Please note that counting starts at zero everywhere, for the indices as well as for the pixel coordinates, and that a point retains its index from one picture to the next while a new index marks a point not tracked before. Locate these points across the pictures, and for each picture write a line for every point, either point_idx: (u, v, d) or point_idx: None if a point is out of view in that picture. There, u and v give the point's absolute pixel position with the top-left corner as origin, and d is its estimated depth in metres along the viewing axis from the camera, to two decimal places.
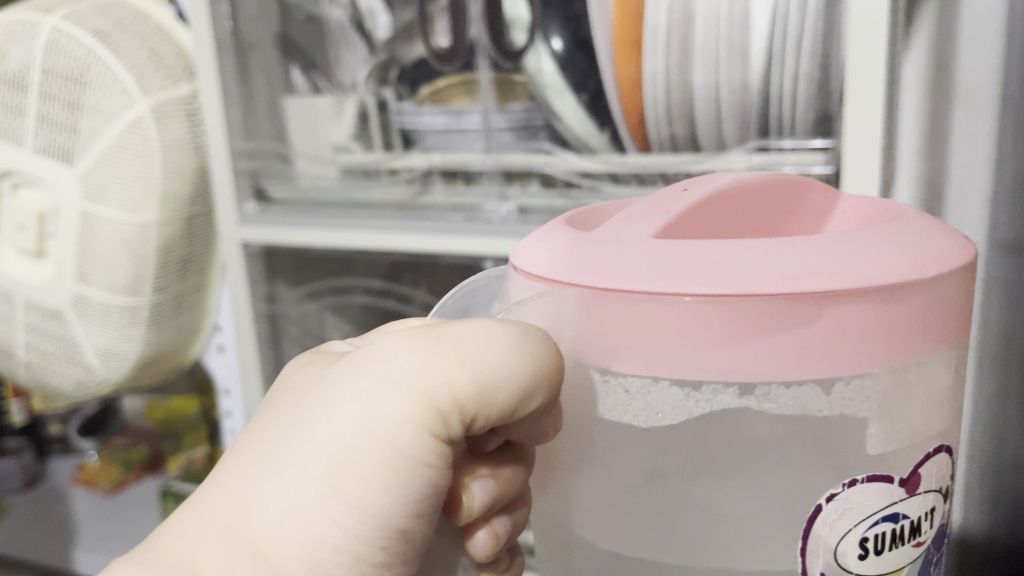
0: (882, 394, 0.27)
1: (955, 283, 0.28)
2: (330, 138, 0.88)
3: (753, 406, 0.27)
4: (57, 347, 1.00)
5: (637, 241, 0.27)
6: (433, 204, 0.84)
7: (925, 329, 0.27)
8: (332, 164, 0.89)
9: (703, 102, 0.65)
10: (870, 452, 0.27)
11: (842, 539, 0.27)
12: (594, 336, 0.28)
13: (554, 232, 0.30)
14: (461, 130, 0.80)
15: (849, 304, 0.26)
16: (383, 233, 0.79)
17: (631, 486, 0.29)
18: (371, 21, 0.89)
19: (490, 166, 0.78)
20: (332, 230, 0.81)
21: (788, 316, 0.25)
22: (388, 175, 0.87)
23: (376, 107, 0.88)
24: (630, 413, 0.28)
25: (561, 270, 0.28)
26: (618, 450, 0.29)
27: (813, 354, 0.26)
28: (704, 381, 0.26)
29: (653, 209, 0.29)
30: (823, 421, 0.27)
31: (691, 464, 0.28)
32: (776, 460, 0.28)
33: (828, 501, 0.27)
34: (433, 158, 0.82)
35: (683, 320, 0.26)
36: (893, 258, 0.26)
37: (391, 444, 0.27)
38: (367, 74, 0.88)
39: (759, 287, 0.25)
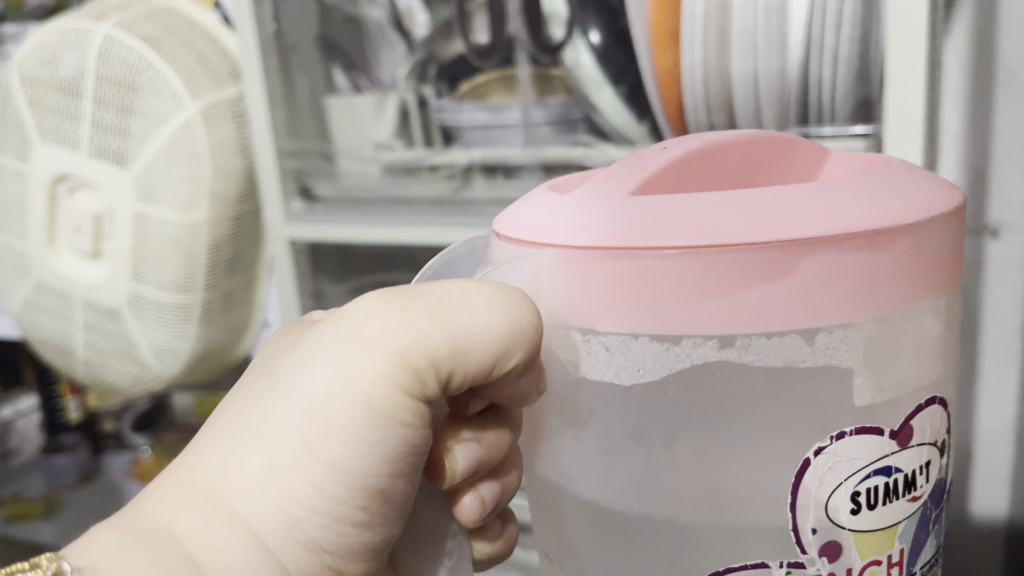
0: (864, 343, 0.27)
1: (938, 230, 0.28)
2: (373, 136, 0.89)
3: (734, 358, 0.27)
4: (114, 344, 1.04)
5: (613, 200, 0.28)
6: (473, 199, 0.85)
7: (907, 278, 0.28)
8: (373, 162, 0.90)
9: (741, 90, 0.63)
10: (858, 403, 0.28)
11: (834, 494, 0.28)
12: (572, 296, 0.28)
13: (534, 198, 0.31)
14: (500, 125, 0.81)
15: (825, 251, 0.26)
16: (425, 228, 0.81)
17: (615, 446, 0.29)
18: (409, 20, 0.89)
19: (530, 159, 0.80)
20: (374, 227, 0.83)
21: (765, 266, 0.26)
22: (428, 171, 0.88)
23: (417, 104, 0.89)
24: (611, 371, 0.28)
25: (542, 232, 0.28)
26: (601, 410, 0.29)
27: (786, 306, 0.26)
28: (685, 335, 0.27)
29: (629, 169, 0.30)
30: (806, 372, 0.28)
31: (671, 419, 0.29)
32: (755, 413, 0.28)
33: (817, 455, 0.28)
34: (473, 153, 0.84)
35: (652, 278, 0.27)
36: (870, 206, 0.27)
37: (365, 404, 0.28)
38: (407, 72, 0.89)
39: (734, 238, 0.25)
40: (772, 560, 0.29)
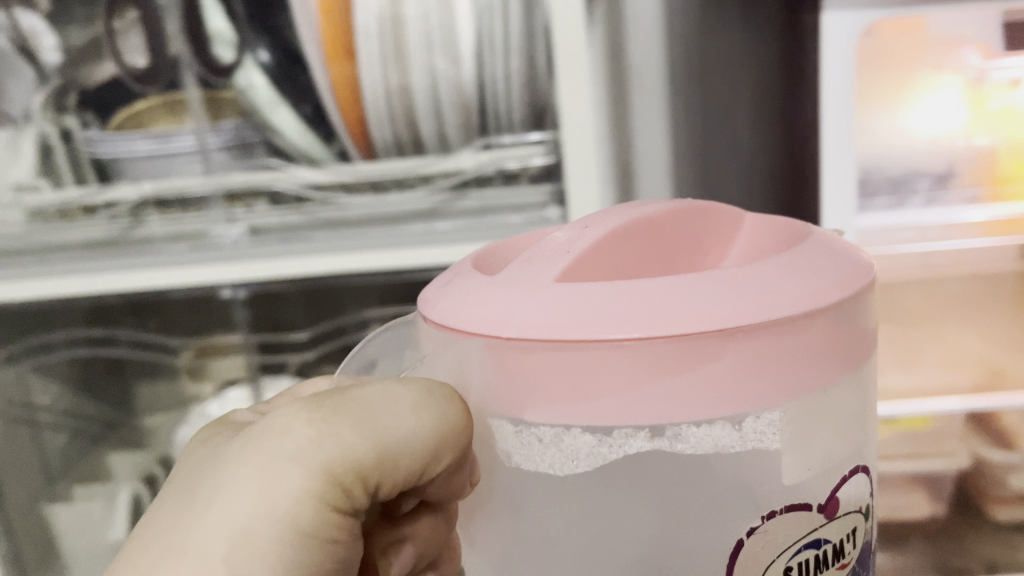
0: (796, 428, 0.27)
1: (857, 307, 0.28)
2: (12, 177, 0.84)
3: (664, 448, 0.27)
4: None
5: (537, 286, 0.27)
6: (150, 236, 0.88)
7: (834, 352, 0.27)
8: (15, 206, 0.84)
9: (423, 101, 0.82)
10: (787, 482, 0.27)
11: (767, 568, 0.27)
12: (500, 388, 0.27)
13: (460, 278, 0.30)
14: (170, 153, 0.85)
15: (750, 337, 0.25)
16: (103, 278, 0.80)
17: (556, 533, 0.28)
18: (35, 43, 0.83)
19: (212, 188, 0.84)
20: (38, 283, 0.79)
21: (690, 355, 0.25)
22: (82, 215, 0.88)
23: (60, 138, 0.86)
24: (545, 461, 0.27)
25: (465, 319, 0.28)
26: (537, 498, 0.28)
27: (712, 395, 0.26)
28: (616, 427, 0.26)
29: (551, 251, 0.29)
30: (736, 457, 0.27)
31: (607, 505, 0.28)
32: (688, 498, 0.28)
33: (749, 535, 0.27)
34: (143, 188, 0.84)
35: (568, 369, 0.26)
36: (792, 287, 0.26)
37: (293, 521, 0.28)
38: (42, 101, 0.84)
39: (654, 329, 0.25)
40: None
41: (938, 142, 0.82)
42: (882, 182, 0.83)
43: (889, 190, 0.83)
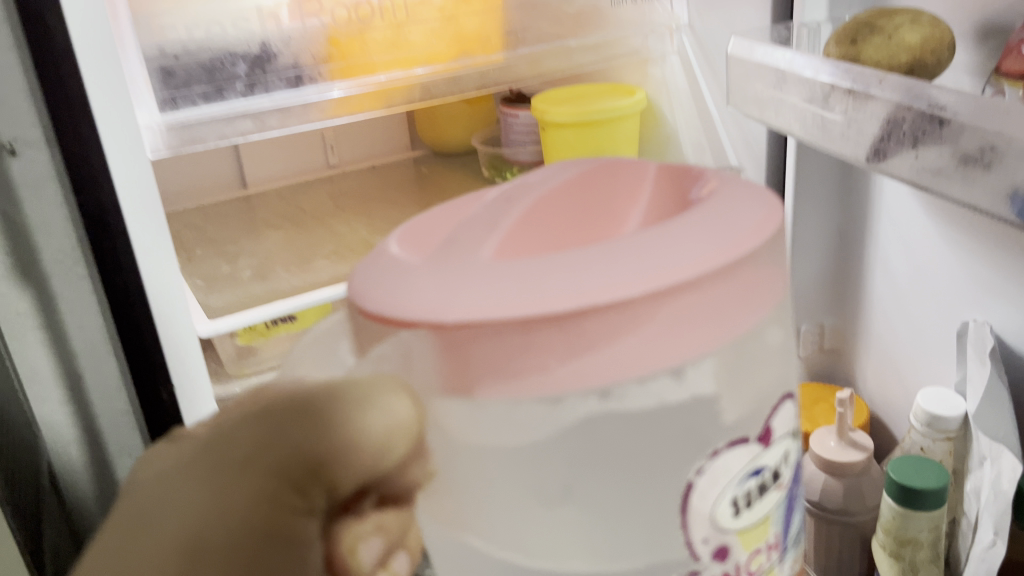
0: (728, 371, 0.27)
1: (774, 257, 0.28)
2: None
3: (613, 408, 0.27)
4: None
5: (478, 265, 0.27)
6: None
7: (750, 303, 0.27)
8: None
9: None
10: (727, 420, 0.27)
11: (714, 504, 0.27)
12: (443, 371, 0.27)
13: (384, 257, 0.28)
14: None
15: (683, 297, 0.26)
16: None
17: (512, 502, 0.27)
18: None
19: None
20: None
21: (631, 318, 0.26)
22: None
23: None
24: (499, 436, 0.27)
25: (403, 308, 0.26)
26: (494, 473, 0.27)
27: (627, 360, 0.26)
28: (566, 393, 0.26)
29: (480, 223, 0.29)
30: (676, 407, 0.27)
31: (566, 470, 0.27)
32: (638, 448, 0.27)
33: (699, 476, 0.27)
34: None
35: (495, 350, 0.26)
36: (712, 242, 0.27)
37: (234, 515, 0.27)
38: None
39: (596, 300, 0.25)
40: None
41: (244, 18, 0.66)
42: (192, 70, 0.63)
43: (205, 79, 0.64)
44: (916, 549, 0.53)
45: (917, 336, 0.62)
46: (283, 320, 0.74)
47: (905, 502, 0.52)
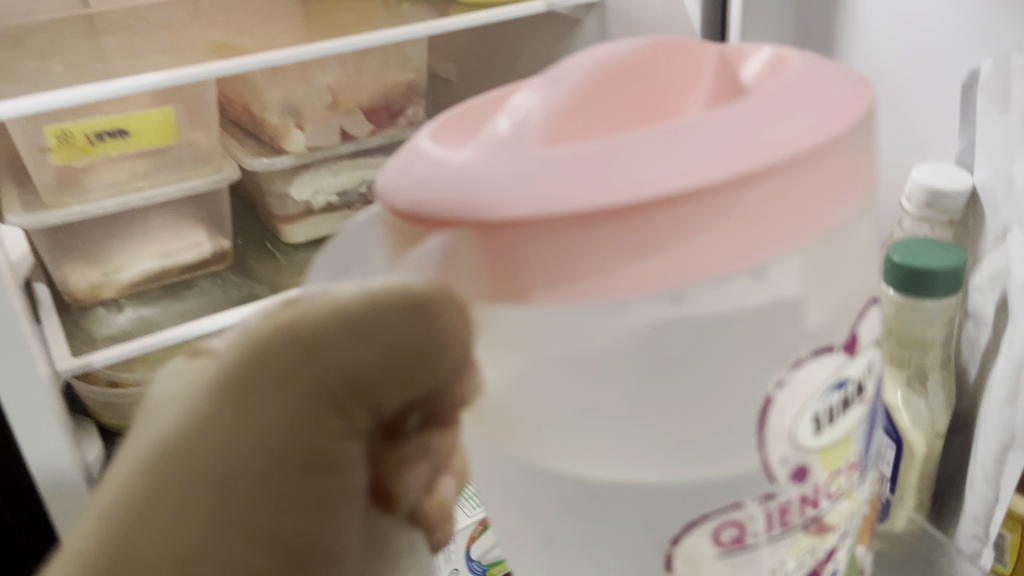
0: (815, 269, 0.24)
1: (863, 138, 0.25)
2: None
3: (683, 313, 0.23)
4: None
5: (529, 146, 0.23)
6: None
7: (836, 190, 0.24)
8: None
9: None
10: (810, 326, 0.25)
11: (795, 422, 0.25)
12: (492, 274, 0.23)
13: (422, 152, 0.25)
14: None
15: (768, 182, 0.22)
16: None
17: (571, 420, 0.25)
18: None
19: None
20: None
21: (709, 208, 0.22)
22: None
23: None
24: (556, 343, 0.24)
25: (445, 204, 0.23)
26: (551, 387, 0.24)
27: (706, 259, 0.23)
28: (633, 296, 0.23)
29: (529, 103, 0.25)
30: (757, 312, 0.24)
31: (633, 382, 0.24)
32: (718, 363, 0.24)
33: (779, 390, 0.24)
34: None
35: (554, 248, 0.22)
36: (799, 118, 0.23)
37: (251, 440, 0.22)
38: None
39: (670, 186, 0.22)
40: (746, 497, 0.25)
41: None
42: None
43: None
44: (923, 352, 0.45)
45: (896, 104, 0.50)
46: (113, 135, 0.65)
47: (908, 291, 0.43)
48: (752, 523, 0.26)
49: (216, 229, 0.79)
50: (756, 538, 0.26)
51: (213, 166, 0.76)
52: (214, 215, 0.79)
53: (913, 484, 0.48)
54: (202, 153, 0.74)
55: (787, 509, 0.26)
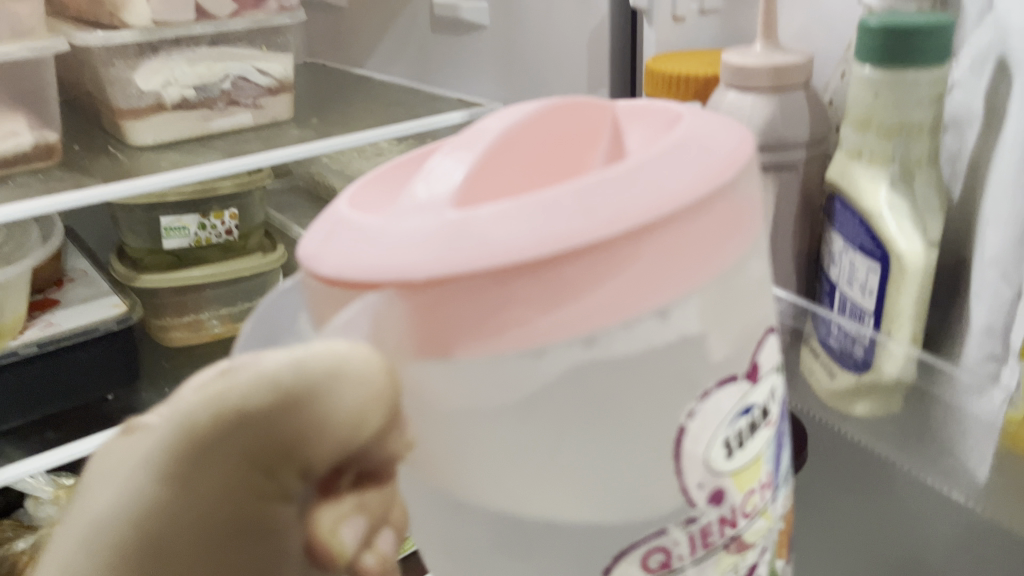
0: (713, 305, 0.26)
1: (748, 181, 0.27)
2: None
3: (595, 356, 0.25)
4: None
5: (441, 211, 0.25)
6: None
7: (727, 233, 0.26)
8: None
9: None
10: (715, 358, 0.26)
11: (707, 447, 0.27)
12: (417, 334, 0.25)
13: (345, 222, 0.27)
14: None
15: (662, 231, 0.24)
16: None
17: (500, 465, 0.26)
18: None
19: None
20: None
21: (611, 259, 0.24)
22: None
23: None
24: (480, 393, 0.25)
25: (367, 270, 0.24)
26: (480, 435, 0.26)
27: (612, 306, 0.24)
28: (548, 343, 0.25)
29: (442, 170, 0.27)
30: (664, 350, 0.26)
31: (554, 426, 0.26)
32: (632, 402, 0.26)
33: (690, 419, 0.26)
34: None
35: (473, 304, 0.24)
36: (688, 170, 0.25)
37: (182, 510, 0.22)
38: None
39: (573, 241, 0.24)
40: (670, 525, 0.27)
41: None
42: None
43: None
44: (908, 138, 0.47)
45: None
46: None
47: (889, 56, 0.46)
48: (678, 547, 0.27)
49: (38, 117, 0.76)
50: (682, 561, 0.28)
51: (34, 37, 0.74)
52: (36, 96, 0.76)
53: (902, 313, 0.49)
54: (22, 26, 0.73)
55: (708, 530, 0.28)
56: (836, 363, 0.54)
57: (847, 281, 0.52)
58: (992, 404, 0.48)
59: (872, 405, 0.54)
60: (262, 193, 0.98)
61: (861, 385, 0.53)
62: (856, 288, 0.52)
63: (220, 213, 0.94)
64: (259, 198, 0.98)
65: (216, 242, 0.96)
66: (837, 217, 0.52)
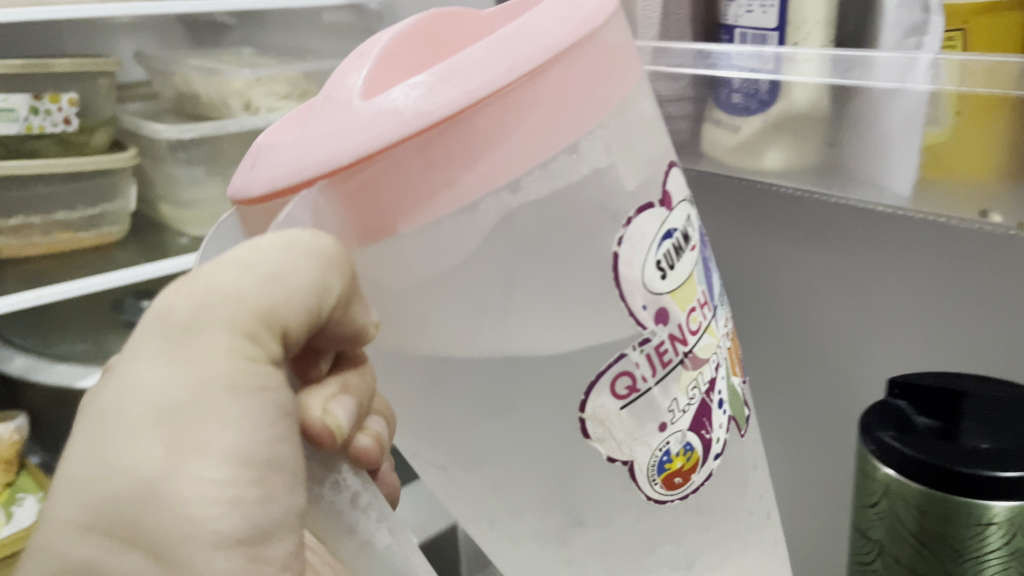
0: (618, 141, 0.29)
1: (618, 28, 0.30)
2: None
3: (519, 200, 0.28)
4: None
5: (349, 104, 0.27)
6: None
7: (608, 70, 0.29)
8: None
9: None
10: (629, 187, 0.30)
11: (642, 270, 0.29)
12: (357, 221, 0.27)
13: (264, 147, 0.28)
14: None
15: (553, 71, 0.27)
16: None
17: (463, 322, 0.29)
18: None
19: None
20: None
21: (515, 105, 0.26)
22: None
23: None
24: (425, 260, 0.27)
25: (296, 170, 0.26)
26: (437, 300, 0.28)
27: (527, 148, 0.27)
28: (481, 196, 0.27)
29: (341, 78, 0.29)
30: (580, 184, 0.29)
31: (504, 277, 0.29)
32: (561, 238, 0.29)
33: (620, 245, 0.29)
34: None
35: (403, 175, 0.26)
36: (563, 18, 0.28)
37: (178, 389, 0.22)
38: None
39: (477, 92, 0.26)
40: (629, 348, 0.30)
41: None
42: None
43: None
44: None
45: None
46: None
47: None
48: (640, 368, 0.30)
49: None
50: (647, 382, 0.30)
51: None
52: None
53: (808, 16, 0.48)
54: None
55: (663, 349, 0.30)
56: (739, 112, 0.50)
57: (744, 7, 0.50)
58: (923, 79, 0.43)
59: (786, 151, 0.50)
60: (108, 84, 0.76)
61: (771, 124, 0.49)
62: (756, 10, 0.50)
63: (55, 95, 0.71)
64: (105, 89, 0.76)
65: (50, 132, 0.72)
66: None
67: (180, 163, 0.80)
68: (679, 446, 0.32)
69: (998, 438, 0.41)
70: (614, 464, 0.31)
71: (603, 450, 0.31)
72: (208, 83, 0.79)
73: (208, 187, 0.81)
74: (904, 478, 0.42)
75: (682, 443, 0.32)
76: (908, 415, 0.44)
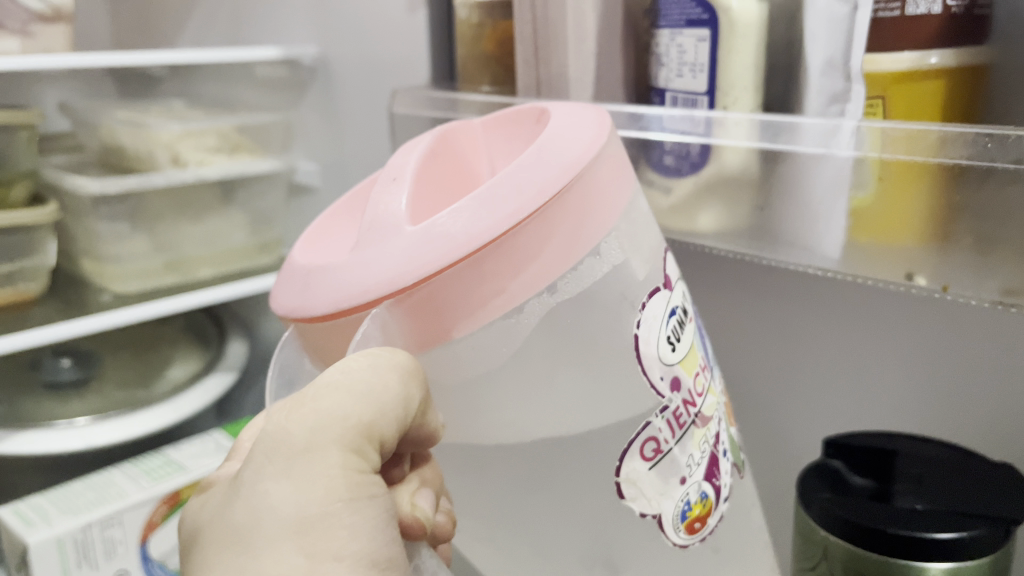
0: (627, 238, 0.34)
1: (613, 140, 0.35)
2: None
3: (556, 300, 0.33)
4: None
5: (398, 231, 0.31)
6: None
7: (613, 180, 0.34)
8: None
9: None
10: (641, 276, 0.35)
11: (658, 347, 0.34)
12: (418, 333, 0.31)
13: (317, 271, 0.33)
14: None
15: (572, 191, 0.32)
16: None
17: (511, 408, 0.34)
18: None
19: None
20: None
21: (546, 223, 0.31)
22: None
23: None
24: (480, 357, 0.32)
25: (361, 294, 0.30)
26: (489, 390, 0.33)
27: (557, 258, 0.32)
28: (524, 302, 0.32)
29: (381, 205, 0.33)
30: (603, 279, 0.34)
31: (544, 368, 0.34)
32: (589, 327, 0.34)
33: (639, 328, 0.34)
34: None
35: (456, 291, 0.30)
36: (572, 142, 0.33)
37: (314, 499, 0.27)
38: None
39: (513, 218, 0.30)
40: (652, 416, 0.35)
41: None
42: None
43: None
44: None
45: None
46: None
47: None
48: (662, 431, 0.35)
49: None
50: (668, 443, 0.35)
51: None
52: None
53: (737, 82, 0.50)
54: None
55: (679, 413, 0.35)
56: (672, 173, 0.53)
57: (676, 71, 0.53)
58: (846, 145, 0.45)
59: (718, 214, 0.52)
60: (29, 138, 0.73)
61: (703, 184, 0.52)
62: (686, 73, 0.52)
63: None
64: (26, 142, 0.73)
65: None
66: (662, 8, 0.53)
67: (103, 218, 0.75)
68: (696, 495, 0.36)
69: (928, 500, 0.45)
70: (646, 518, 0.36)
71: (636, 506, 0.36)
72: (135, 137, 0.76)
73: (133, 241, 0.77)
74: (837, 539, 0.46)
75: (699, 492, 0.37)
76: (844, 475, 0.48)
